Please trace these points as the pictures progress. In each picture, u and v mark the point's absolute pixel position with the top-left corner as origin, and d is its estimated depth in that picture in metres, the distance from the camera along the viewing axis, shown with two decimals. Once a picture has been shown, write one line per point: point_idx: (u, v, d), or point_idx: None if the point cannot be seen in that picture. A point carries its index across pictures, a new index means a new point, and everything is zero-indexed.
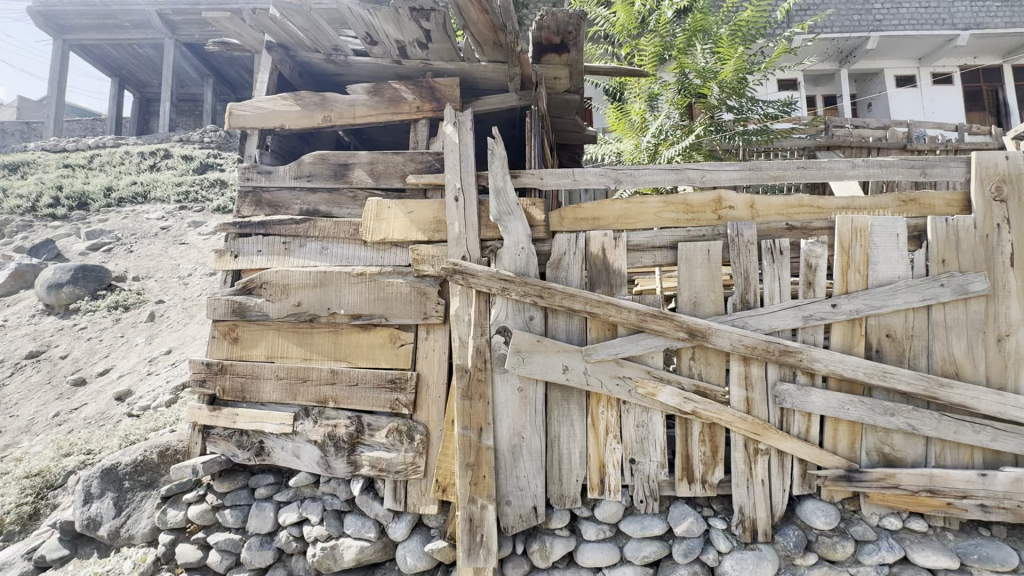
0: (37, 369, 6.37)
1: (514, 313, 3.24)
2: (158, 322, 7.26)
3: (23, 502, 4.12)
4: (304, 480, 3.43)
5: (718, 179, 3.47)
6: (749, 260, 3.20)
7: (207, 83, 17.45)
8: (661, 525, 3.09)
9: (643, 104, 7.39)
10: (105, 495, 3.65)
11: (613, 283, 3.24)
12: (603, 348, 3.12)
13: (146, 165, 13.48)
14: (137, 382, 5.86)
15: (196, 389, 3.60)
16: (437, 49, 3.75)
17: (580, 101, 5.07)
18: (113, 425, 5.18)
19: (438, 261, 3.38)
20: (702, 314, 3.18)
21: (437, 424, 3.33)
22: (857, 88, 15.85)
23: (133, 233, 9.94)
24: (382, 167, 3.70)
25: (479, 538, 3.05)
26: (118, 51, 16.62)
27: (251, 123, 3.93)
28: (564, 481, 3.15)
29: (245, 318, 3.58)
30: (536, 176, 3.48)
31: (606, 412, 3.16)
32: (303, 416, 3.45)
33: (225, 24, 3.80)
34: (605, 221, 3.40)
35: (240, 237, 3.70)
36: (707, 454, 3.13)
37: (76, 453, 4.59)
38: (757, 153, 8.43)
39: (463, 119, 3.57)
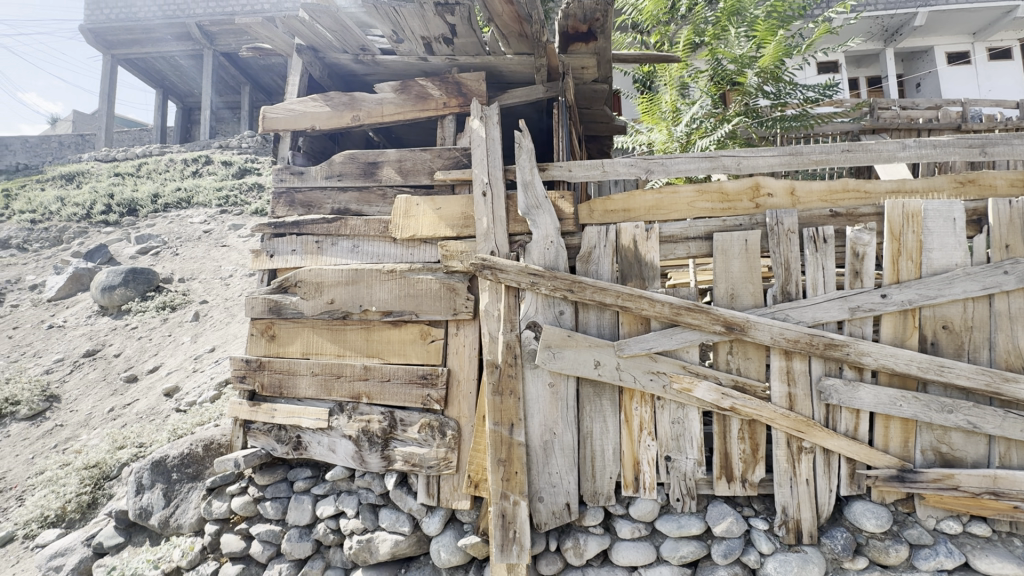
0: (93, 367, 6.75)
1: (544, 308, 3.20)
2: (202, 321, 7.57)
3: (82, 491, 4.39)
4: (340, 475, 3.49)
5: (756, 166, 3.32)
6: (789, 249, 3.06)
7: (244, 90, 18.13)
8: (699, 524, 3.00)
9: (674, 93, 7.19)
10: (156, 485, 3.83)
11: (646, 276, 3.16)
12: (636, 343, 3.04)
13: (189, 171, 14.07)
14: (184, 378, 6.13)
15: (237, 385, 3.73)
16: (463, 44, 3.75)
17: (608, 91, 4.96)
18: (162, 419, 5.43)
19: (467, 256, 3.38)
20: (740, 307, 3.06)
21: (468, 420, 3.33)
22: (903, 68, 15.07)
23: (178, 236, 10.40)
24: (410, 165, 3.73)
25: (512, 533, 3.03)
26: (162, 63, 17.41)
27: (284, 125, 4.03)
28: (598, 477, 3.10)
29: (281, 317, 3.67)
30: (564, 168, 3.42)
31: (640, 408, 3.08)
32: (337, 411, 3.52)
33: (257, 30, 3.90)
34: (637, 213, 3.31)
35: (275, 237, 3.80)
36: (747, 451, 3.02)
37: (129, 446, 4.85)
38: (796, 139, 8.08)
39: (490, 113, 3.55)
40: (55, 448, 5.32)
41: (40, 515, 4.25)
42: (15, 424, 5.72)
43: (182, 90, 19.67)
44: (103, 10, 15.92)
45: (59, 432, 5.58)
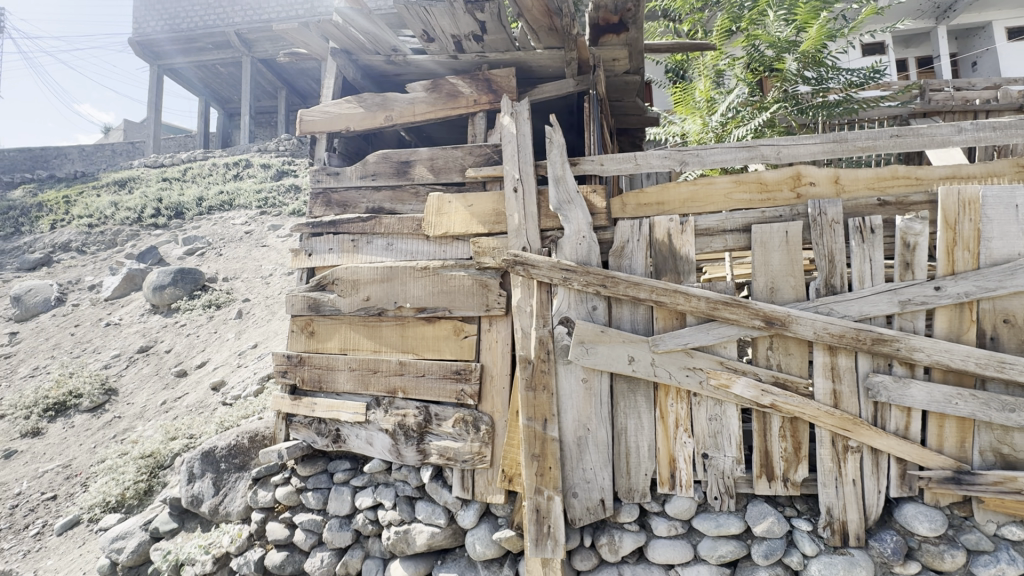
0: (147, 362, 7.13)
1: (576, 303, 3.18)
2: (245, 318, 7.88)
3: (139, 479, 4.66)
4: (377, 467, 3.58)
5: (797, 155, 3.20)
6: (834, 240, 2.94)
7: (281, 94, 18.72)
8: (738, 523, 2.93)
9: (708, 82, 7.07)
10: (206, 474, 4.03)
11: (681, 270, 3.10)
12: (672, 338, 2.99)
13: (230, 175, 14.65)
14: (229, 373, 6.41)
15: (280, 379, 3.87)
16: (492, 40, 3.76)
17: (640, 82, 4.87)
18: (210, 412, 5.71)
19: (499, 252, 3.40)
20: (781, 301, 2.96)
21: (502, 415, 3.35)
22: (957, 47, 14.21)
23: (222, 238, 10.85)
24: (442, 163, 3.77)
25: (546, 528, 3.03)
26: (204, 71, 18.16)
27: (320, 127, 4.14)
28: (633, 474, 3.07)
29: (320, 314, 3.79)
30: (596, 162, 3.39)
31: (676, 405, 3.04)
32: (374, 406, 3.60)
33: (294, 35, 4.02)
34: (671, 206, 3.25)
35: (313, 236, 3.92)
36: (788, 450, 2.93)
37: (180, 437, 5.11)
38: (840, 125, 7.72)
39: (520, 109, 3.54)
40: (114, 438, 5.66)
41: (103, 500, 4.56)
42: (78, 415, 6.13)
43: (223, 96, 20.46)
44: (149, 23, 16.70)
45: (117, 423, 5.94)
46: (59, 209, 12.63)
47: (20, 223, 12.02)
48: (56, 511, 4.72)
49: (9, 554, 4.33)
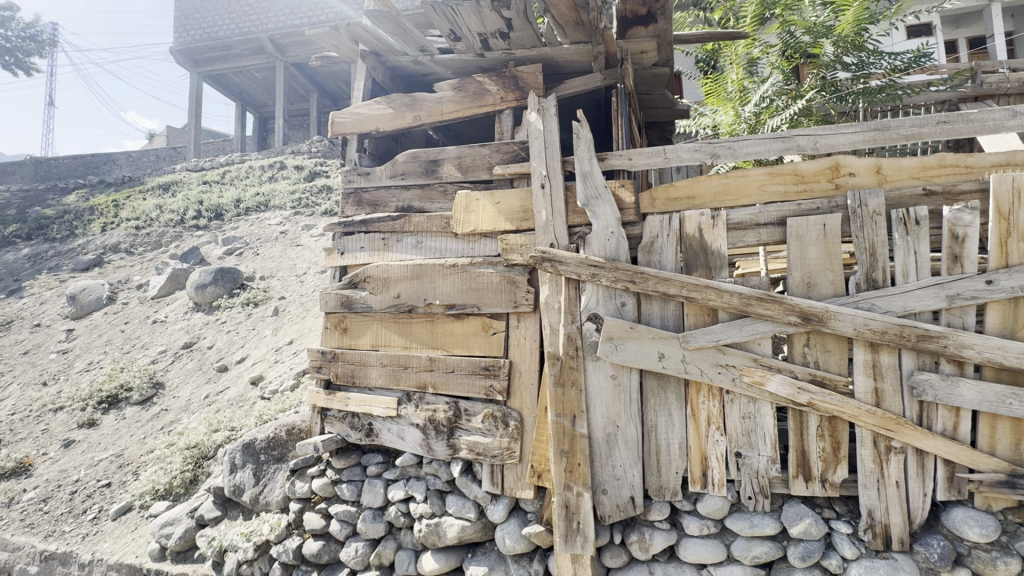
0: (191, 358, 7.47)
1: (605, 300, 3.16)
2: (281, 315, 8.15)
3: (186, 469, 4.90)
4: (409, 461, 3.65)
5: (835, 144, 3.08)
6: (875, 233, 2.83)
7: (314, 97, 19.21)
8: (774, 524, 2.86)
9: (741, 71, 6.88)
10: (247, 465, 4.21)
11: (712, 266, 3.03)
12: (703, 335, 2.94)
13: (266, 177, 15.14)
14: (267, 368, 6.65)
15: (315, 374, 4.00)
16: (519, 37, 3.76)
17: (670, 74, 4.78)
18: (250, 405, 5.94)
19: (527, 249, 3.40)
20: (819, 296, 2.87)
21: (531, 411, 3.37)
22: (1012, 25, 13.36)
23: (258, 238, 11.23)
24: (470, 161, 3.80)
25: (576, 524, 3.03)
26: (240, 76, 18.80)
27: (351, 128, 4.23)
28: (663, 472, 3.04)
29: (353, 311, 3.89)
30: (624, 157, 3.36)
31: (707, 402, 2.98)
32: (405, 401, 3.68)
33: (325, 39, 4.12)
34: (702, 200, 3.18)
35: (345, 235, 4.02)
36: (827, 450, 2.84)
37: (223, 429, 5.34)
38: (882, 112, 7.39)
39: (547, 105, 3.54)
40: (161, 429, 5.97)
41: (153, 488, 4.81)
42: (129, 408, 6.48)
43: (258, 101, 21.13)
44: (189, 32, 17.38)
45: (165, 416, 6.25)
46: (109, 213, 13.32)
47: (74, 226, 12.74)
48: (110, 497, 5.01)
49: (69, 536, 4.62)
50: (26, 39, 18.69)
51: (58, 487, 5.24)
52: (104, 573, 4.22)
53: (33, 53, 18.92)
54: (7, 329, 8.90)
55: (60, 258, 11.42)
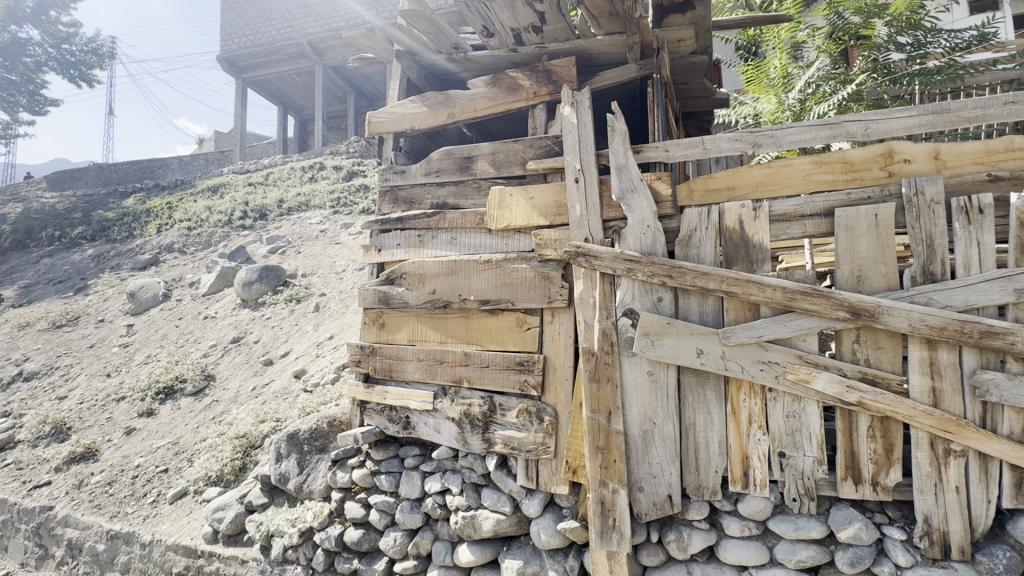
0: (239, 352, 7.83)
1: (641, 295, 3.11)
2: (322, 311, 8.42)
3: (236, 457, 5.15)
4: (445, 454, 3.71)
5: (888, 130, 2.91)
6: (933, 222, 2.66)
7: (351, 99, 19.70)
8: (820, 527, 2.75)
9: (785, 57, 6.69)
10: (292, 455, 4.38)
11: (754, 259, 2.93)
12: (744, 331, 2.85)
13: (307, 177, 15.66)
14: (309, 362, 6.89)
15: (354, 368, 4.12)
16: (552, 30, 3.74)
17: (708, 62, 4.63)
18: (294, 397, 6.18)
19: (561, 244, 3.39)
20: (869, 290, 2.73)
21: (565, 406, 3.35)
22: None
23: (300, 236, 11.63)
24: (503, 157, 3.81)
25: (611, 521, 3.00)
26: (282, 81, 19.50)
27: (387, 127, 4.31)
28: (702, 471, 2.97)
29: (390, 306, 3.98)
30: (660, 148, 3.29)
31: (749, 400, 2.89)
32: (441, 395, 3.73)
33: (362, 41, 4.22)
34: (743, 191, 3.08)
35: (382, 233, 4.11)
36: (878, 452, 2.70)
37: (269, 420, 5.58)
38: (941, 95, 6.95)
39: (581, 98, 3.51)
40: (213, 419, 6.29)
41: (206, 474, 5.08)
42: (184, 398, 6.86)
43: (298, 104, 21.84)
44: (235, 39, 18.15)
45: (216, 406, 6.58)
46: (163, 215, 14.09)
47: (133, 228, 13.55)
48: (167, 482, 5.33)
49: (132, 518, 4.94)
50: (89, 53, 19.94)
51: (121, 471, 5.61)
52: (163, 553, 4.49)
53: (95, 65, 20.16)
54: (75, 324, 9.57)
55: (120, 258, 12.18)
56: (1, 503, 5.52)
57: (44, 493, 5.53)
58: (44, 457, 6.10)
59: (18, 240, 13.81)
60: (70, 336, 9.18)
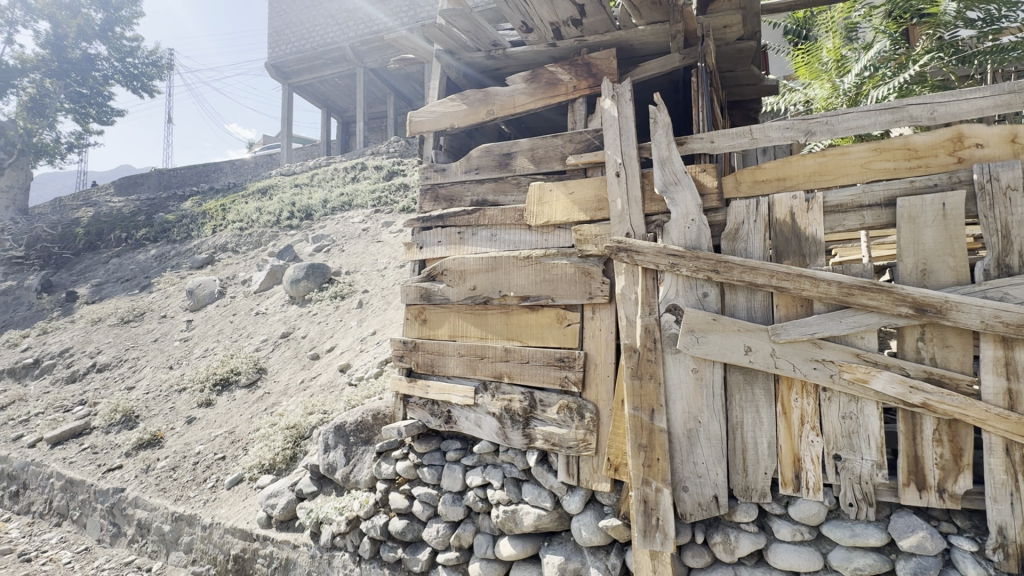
0: (288, 346, 8.17)
1: (685, 290, 3.04)
2: (365, 308, 8.66)
3: (287, 446, 5.40)
4: (486, 448, 3.76)
5: (958, 112, 2.71)
6: (1009, 212, 2.47)
7: (390, 99, 20.11)
8: (879, 535, 2.61)
9: (838, 39, 6.38)
10: (339, 446, 4.55)
11: (807, 253, 2.80)
12: (796, 327, 2.73)
13: (349, 178, 16.13)
14: (354, 357, 7.12)
15: (397, 362, 4.22)
16: (592, 22, 3.70)
17: (756, 48, 4.45)
18: (340, 390, 6.41)
19: (602, 239, 3.35)
20: (936, 284, 2.56)
21: (607, 403, 3.32)
22: None
23: (344, 235, 12.00)
24: (543, 152, 3.79)
25: (655, 520, 2.95)
26: (325, 85, 20.15)
27: (427, 126, 4.38)
28: (749, 471, 2.88)
29: (431, 302, 4.05)
30: (705, 139, 3.20)
31: (801, 400, 2.78)
32: (482, 390, 3.77)
33: (404, 42, 4.31)
34: (794, 181, 2.95)
35: (423, 230, 4.19)
36: (945, 457, 2.53)
37: (317, 412, 5.81)
38: (1015, 73, 6.46)
39: (622, 91, 3.46)
40: (265, 410, 6.60)
41: (260, 462, 5.35)
42: (239, 390, 7.25)
43: (341, 107, 22.50)
44: (281, 46, 18.91)
45: (268, 398, 6.90)
46: (218, 216, 14.85)
47: (191, 229, 14.36)
48: (225, 469, 5.64)
49: (194, 501, 5.27)
50: (149, 65, 21.28)
51: (184, 458, 5.99)
52: (222, 535, 4.76)
53: (155, 77, 21.50)
54: (141, 320, 10.26)
55: (180, 258, 12.93)
56: (80, 484, 5.99)
57: (117, 475, 5.97)
58: (116, 443, 6.58)
59: (90, 242, 14.90)
60: (137, 331, 9.84)
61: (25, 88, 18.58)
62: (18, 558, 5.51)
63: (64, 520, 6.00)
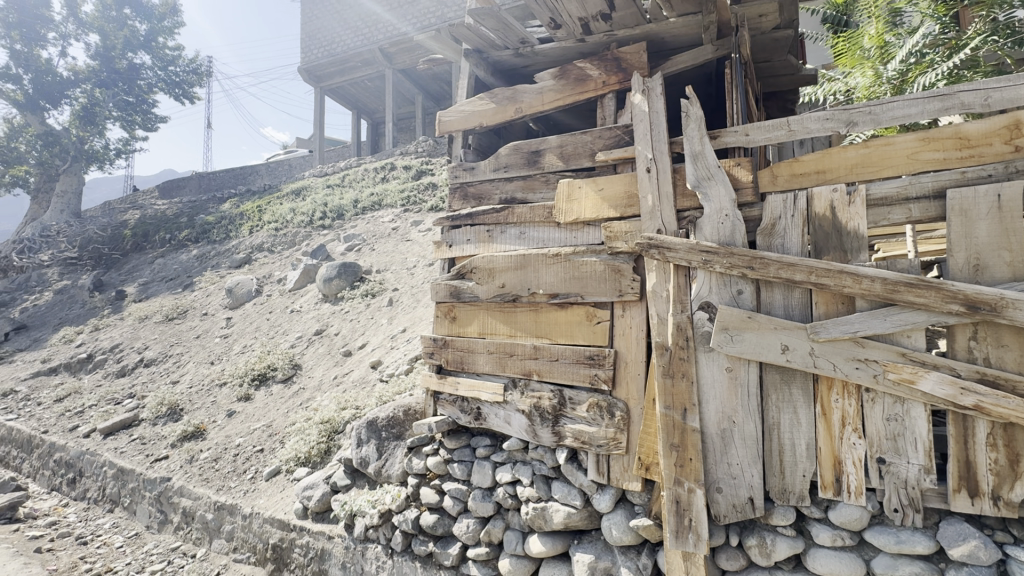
0: (322, 343, 8.39)
1: (719, 287, 2.98)
2: (395, 305, 8.81)
3: (321, 441, 5.56)
4: (515, 445, 3.77)
5: (1015, 97, 2.55)
6: None
7: (418, 100, 20.36)
8: (927, 543, 2.49)
9: (881, 24, 6.11)
10: (371, 441, 4.65)
11: (848, 248, 2.70)
12: (836, 325, 2.64)
13: (379, 178, 16.43)
14: (385, 353, 7.26)
15: (427, 359, 4.27)
16: (622, 16, 3.66)
17: (793, 37, 4.30)
18: (371, 386, 6.55)
19: (632, 236, 3.31)
20: (990, 280, 2.42)
21: (637, 402, 3.28)
22: None
23: (374, 234, 12.23)
24: (572, 149, 3.77)
25: (687, 521, 2.90)
26: (356, 87, 20.55)
27: (456, 126, 4.42)
28: (787, 473, 2.79)
29: (460, 300, 4.09)
30: (739, 132, 3.12)
31: (841, 401, 2.68)
32: (511, 387, 3.79)
33: (433, 43, 4.36)
34: (834, 174, 2.85)
35: (453, 229, 4.23)
36: (1000, 463, 2.40)
37: (350, 407, 5.96)
38: None
39: (653, 85, 3.41)
40: (301, 405, 6.81)
41: (296, 455, 5.52)
42: (275, 385, 7.50)
43: (370, 108, 22.91)
44: (313, 51, 19.38)
45: (302, 393, 7.11)
46: (255, 217, 15.37)
47: (229, 230, 14.90)
48: (263, 461, 5.85)
49: (235, 491, 5.49)
50: (190, 73, 22.18)
51: (225, 449, 6.24)
52: (261, 524, 4.94)
53: (195, 84, 22.37)
54: (184, 317, 10.72)
55: (220, 258, 13.44)
56: (130, 473, 6.31)
57: (164, 465, 6.27)
58: (163, 434, 6.91)
59: (137, 243, 15.63)
60: (181, 328, 10.29)
61: (77, 98, 19.62)
62: (75, 541, 5.86)
63: (116, 507, 6.34)
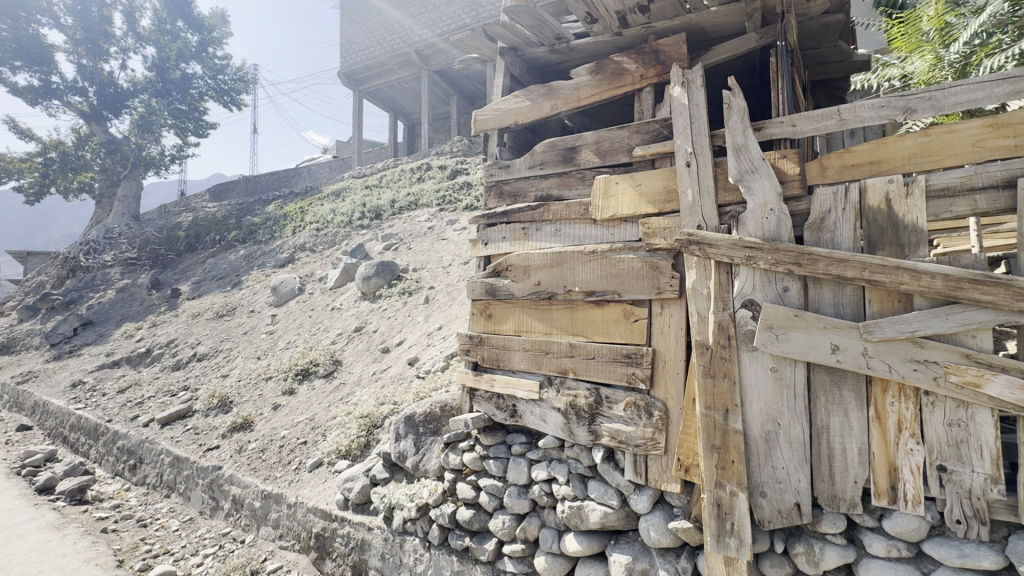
0: (360, 340, 8.62)
1: (763, 284, 2.88)
2: (431, 303, 8.96)
3: (361, 434, 5.72)
4: (551, 443, 3.75)
5: None
6: None
7: (453, 100, 20.56)
8: (994, 558, 2.32)
9: (942, 4, 5.73)
10: (409, 435, 4.75)
11: (906, 242, 2.55)
12: (892, 325, 2.50)
13: (415, 178, 16.72)
14: (421, 350, 7.39)
15: (463, 356, 4.32)
16: (660, 8, 3.58)
17: (843, 22, 4.10)
18: (409, 382, 6.69)
19: (671, 232, 3.24)
20: None
21: (676, 402, 3.22)
22: None
23: (410, 233, 12.46)
24: (608, 145, 3.72)
25: (729, 525, 2.81)
26: (392, 90, 20.96)
27: (491, 124, 4.43)
28: (837, 479, 2.67)
29: (496, 298, 4.11)
30: (785, 123, 2.99)
31: (897, 404, 2.54)
32: (547, 384, 3.78)
33: (468, 42, 4.39)
34: (890, 164, 2.69)
35: (488, 227, 4.26)
36: None
37: (388, 402, 6.11)
38: None
39: (693, 76, 3.31)
40: (341, 399, 7.02)
41: (337, 448, 5.71)
42: (317, 380, 7.77)
43: (406, 110, 23.31)
44: (352, 56, 19.89)
45: (343, 388, 7.33)
46: (297, 218, 15.94)
47: (274, 230, 15.51)
48: (307, 453, 6.06)
49: (280, 481, 5.72)
50: (237, 81, 23.21)
51: (271, 441, 6.51)
52: (305, 513, 5.13)
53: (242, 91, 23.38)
54: (233, 314, 11.23)
55: (265, 257, 14.01)
56: (185, 461, 6.67)
57: (215, 454, 6.59)
58: (214, 425, 7.28)
59: (190, 243, 16.51)
60: (230, 324, 10.79)
61: (136, 108, 20.88)
62: (136, 523, 6.26)
63: (172, 492, 6.71)
